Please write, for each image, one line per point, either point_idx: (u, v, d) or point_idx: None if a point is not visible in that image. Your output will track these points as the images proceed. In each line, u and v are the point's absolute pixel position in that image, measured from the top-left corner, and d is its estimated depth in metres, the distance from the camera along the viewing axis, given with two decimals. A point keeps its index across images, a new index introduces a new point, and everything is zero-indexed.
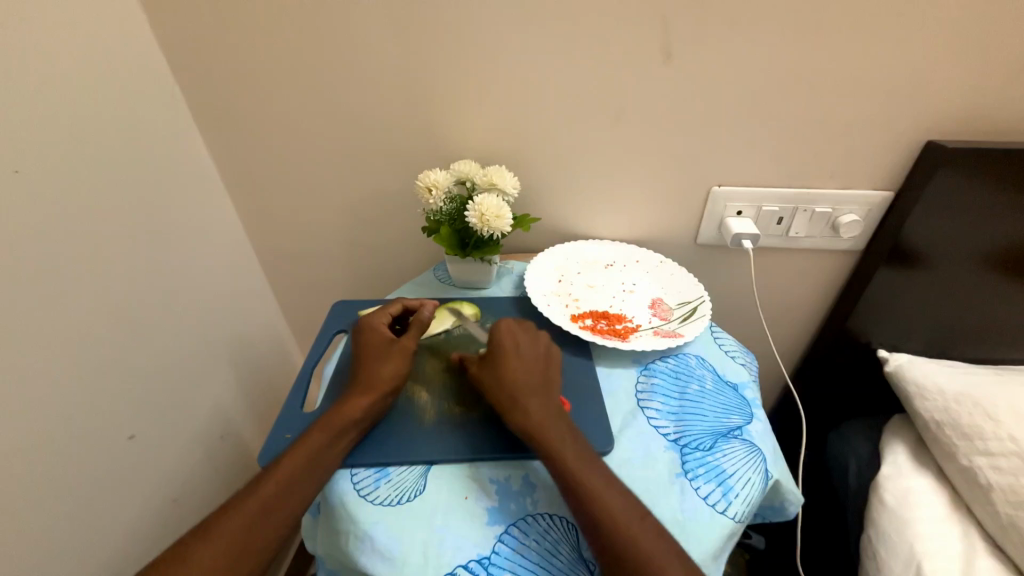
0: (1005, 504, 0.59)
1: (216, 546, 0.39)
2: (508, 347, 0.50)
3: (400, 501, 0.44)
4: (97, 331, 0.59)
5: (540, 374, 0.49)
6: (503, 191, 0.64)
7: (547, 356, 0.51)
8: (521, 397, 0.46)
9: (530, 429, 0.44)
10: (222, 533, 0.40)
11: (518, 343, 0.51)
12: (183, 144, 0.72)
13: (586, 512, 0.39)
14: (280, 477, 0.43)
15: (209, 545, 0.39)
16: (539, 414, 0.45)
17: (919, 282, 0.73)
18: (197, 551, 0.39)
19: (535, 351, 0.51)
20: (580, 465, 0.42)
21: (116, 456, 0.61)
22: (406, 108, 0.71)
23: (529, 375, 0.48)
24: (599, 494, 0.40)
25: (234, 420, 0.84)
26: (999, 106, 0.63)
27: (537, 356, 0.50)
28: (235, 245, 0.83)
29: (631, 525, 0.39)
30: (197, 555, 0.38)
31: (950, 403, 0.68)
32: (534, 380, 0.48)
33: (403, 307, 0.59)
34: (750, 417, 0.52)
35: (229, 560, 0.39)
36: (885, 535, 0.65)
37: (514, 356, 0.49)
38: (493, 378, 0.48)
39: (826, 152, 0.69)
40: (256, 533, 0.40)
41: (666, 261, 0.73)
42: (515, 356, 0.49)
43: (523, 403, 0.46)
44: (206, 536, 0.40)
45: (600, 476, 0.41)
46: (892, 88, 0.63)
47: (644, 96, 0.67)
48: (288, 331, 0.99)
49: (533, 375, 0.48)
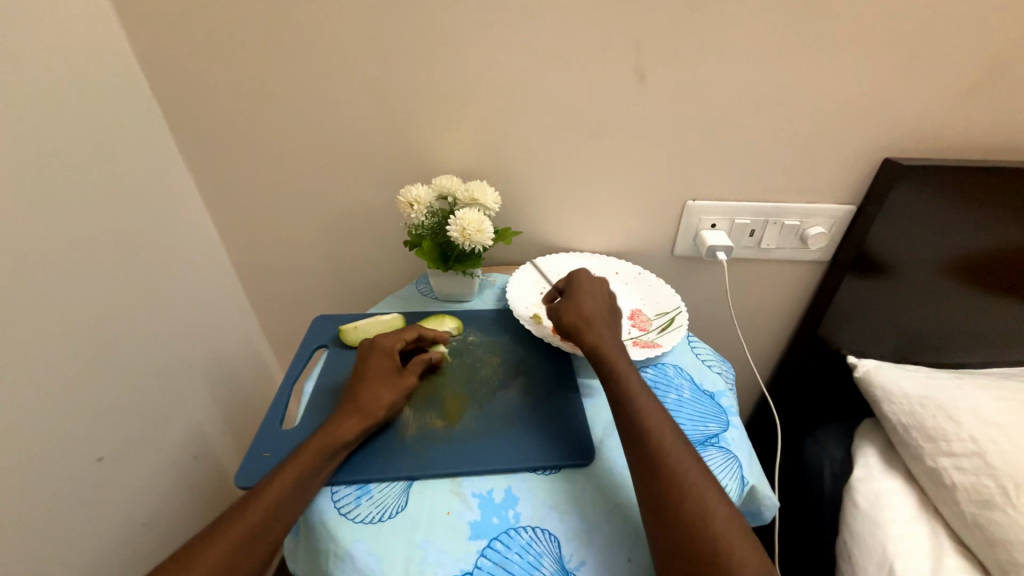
0: (969, 503, 0.62)
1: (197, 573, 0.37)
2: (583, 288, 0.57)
3: (382, 518, 0.43)
4: (68, 349, 0.57)
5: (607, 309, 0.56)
6: (485, 205, 0.65)
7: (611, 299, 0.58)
8: (592, 328, 0.53)
9: (602, 348, 0.51)
10: (204, 560, 0.38)
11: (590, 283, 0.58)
12: (159, 158, 0.71)
13: (643, 426, 0.45)
14: (269, 500, 0.42)
15: (189, 572, 0.38)
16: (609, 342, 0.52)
17: (882, 291, 0.77)
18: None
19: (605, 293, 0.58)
20: (637, 388, 0.48)
21: (85, 480, 0.59)
22: (387, 124, 0.72)
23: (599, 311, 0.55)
24: (650, 413, 0.46)
25: (210, 439, 0.82)
26: (948, 126, 0.67)
27: (603, 297, 0.57)
28: (213, 259, 0.82)
29: (670, 441, 0.44)
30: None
31: (915, 407, 0.71)
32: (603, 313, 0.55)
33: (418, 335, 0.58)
34: (727, 425, 0.54)
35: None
36: (860, 536, 0.67)
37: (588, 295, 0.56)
38: (570, 308, 0.55)
39: (792, 167, 0.72)
40: (240, 559, 0.39)
41: (644, 273, 0.75)
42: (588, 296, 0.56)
43: (596, 333, 0.52)
44: (186, 562, 0.38)
45: (651, 401, 0.47)
46: (851, 108, 0.67)
47: (619, 114, 0.69)
48: (267, 346, 0.97)
49: (602, 312, 0.55)
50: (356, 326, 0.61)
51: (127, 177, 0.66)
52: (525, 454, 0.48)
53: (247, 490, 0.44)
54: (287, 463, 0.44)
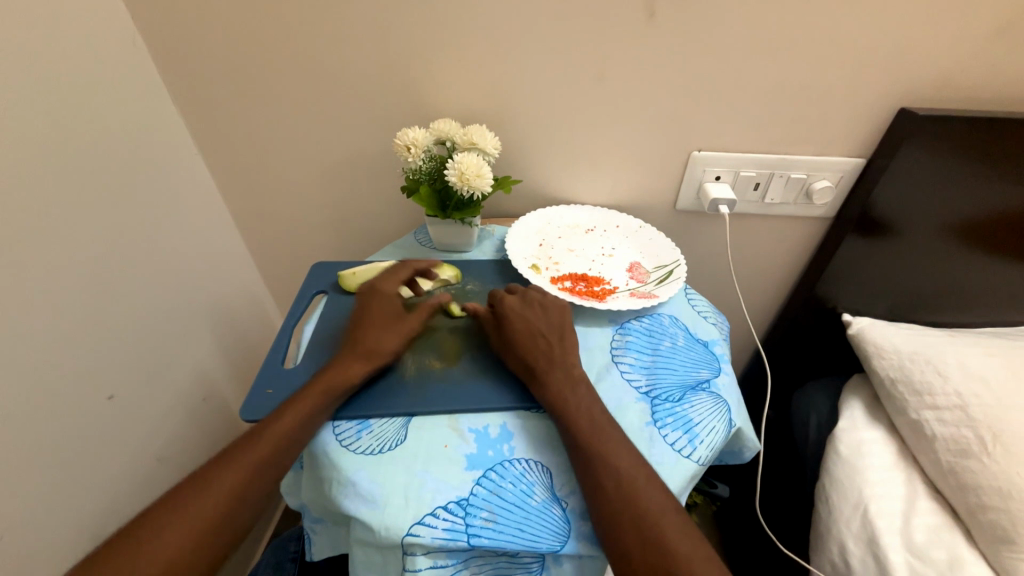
0: (946, 452, 0.64)
1: (213, 497, 0.41)
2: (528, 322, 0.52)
3: (381, 450, 0.45)
4: (72, 291, 0.57)
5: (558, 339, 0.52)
6: (484, 151, 0.63)
7: (560, 326, 0.53)
8: (543, 370, 0.49)
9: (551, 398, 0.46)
10: (217, 487, 0.41)
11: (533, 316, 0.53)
12: (149, 96, 0.68)
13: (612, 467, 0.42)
14: (277, 436, 0.44)
15: (203, 496, 0.41)
16: (559, 385, 0.47)
17: (884, 249, 0.76)
18: (192, 503, 0.40)
19: (555, 319, 0.53)
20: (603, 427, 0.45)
21: (98, 416, 0.61)
22: (383, 63, 0.68)
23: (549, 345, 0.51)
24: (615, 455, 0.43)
25: (215, 383, 0.85)
26: (971, 74, 0.64)
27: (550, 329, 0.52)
28: (209, 206, 0.81)
29: (638, 482, 0.42)
30: (194, 505, 0.40)
31: (905, 362, 0.72)
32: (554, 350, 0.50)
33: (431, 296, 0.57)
34: (718, 372, 0.55)
35: (225, 510, 0.41)
36: (839, 481, 0.70)
37: (532, 332, 0.51)
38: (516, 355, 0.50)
39: (804, 116, 0.70)
40: (251, 487, 0.42)
41: (645, 226, 0.74)
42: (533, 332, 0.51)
43: (547, 376, 0.48)
44: (203, 487, 0.41)
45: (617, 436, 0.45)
46: (872, 53, 0.63)
47: (627, 56, 0.66)
48: (267, 295, 0.98)
49: (553, 347, 0.51)
50: (354, 272, 0.61)
51: (118, 115, 0.64)
52: (521, 394, 0.50)
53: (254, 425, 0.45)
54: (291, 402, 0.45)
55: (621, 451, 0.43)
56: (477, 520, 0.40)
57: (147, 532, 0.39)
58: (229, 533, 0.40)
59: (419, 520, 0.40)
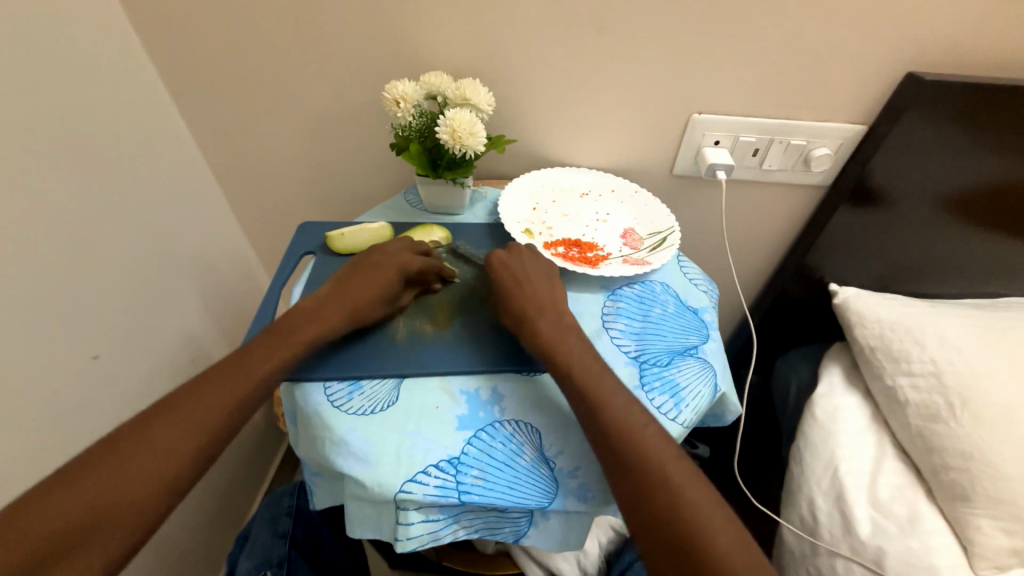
0: (917, 416, 0.67)
1: (182, 430, 0.40)
2: (519, 273, 0.53)
3: (373, 411, 0.45)
4: (39, 248, 0.55)
5: (551, 298, 0.51)
6: (477, 107, 0.60)
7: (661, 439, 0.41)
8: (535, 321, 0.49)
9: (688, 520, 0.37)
10: (192, 417, 0.41)
11: (524, 266, 0.53)
12: (110, 36, 0.63)
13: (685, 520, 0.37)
14: (294, 344, 0.47)
15: (174, 426, 0.41)
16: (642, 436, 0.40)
17: (876, 219, 0.76)
18: (162, 431, 0.40)
19: (544, 274, 0.54)
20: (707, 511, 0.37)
21: (81, 376, 0.60)
22: (367, 7, 0.64)
23: (550, 301, 0.51)
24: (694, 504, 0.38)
25: (204, 342, 0.84)
26: (983, 37, 0.62)
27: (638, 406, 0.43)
28: (186, 160, 0.77)
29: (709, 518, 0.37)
30: (161, 438, 0.40)
31: (885, 331, 0.74)
32: (547, 302, 0.50)
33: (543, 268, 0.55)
34: (706, 338, 0.56)
35: (191, 447, 0.40)
36: (812, 443, 0.74)
37: (518, 277, 0.52)
38: None
39: (809, 79, 0.67)
40: (223, 427, 0.42)
41: (640, 191, 0.73)
42: (525, 280, 0.52)
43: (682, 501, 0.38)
44: (173, 418, 0.41)
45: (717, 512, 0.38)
46: (884, 10, 0.60)
47: (629, 5, 0.62)
48: (252, 254, 0.96)
49: (543, 294, 0.51)
50: (342, 233, 0.59)
51: (76, 58, 0.59)
52: (512, 358, 0.50)
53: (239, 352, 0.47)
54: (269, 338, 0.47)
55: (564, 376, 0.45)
56: (468, 478, 0.41)
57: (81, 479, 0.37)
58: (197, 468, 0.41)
59: (411, 478, 0.41)
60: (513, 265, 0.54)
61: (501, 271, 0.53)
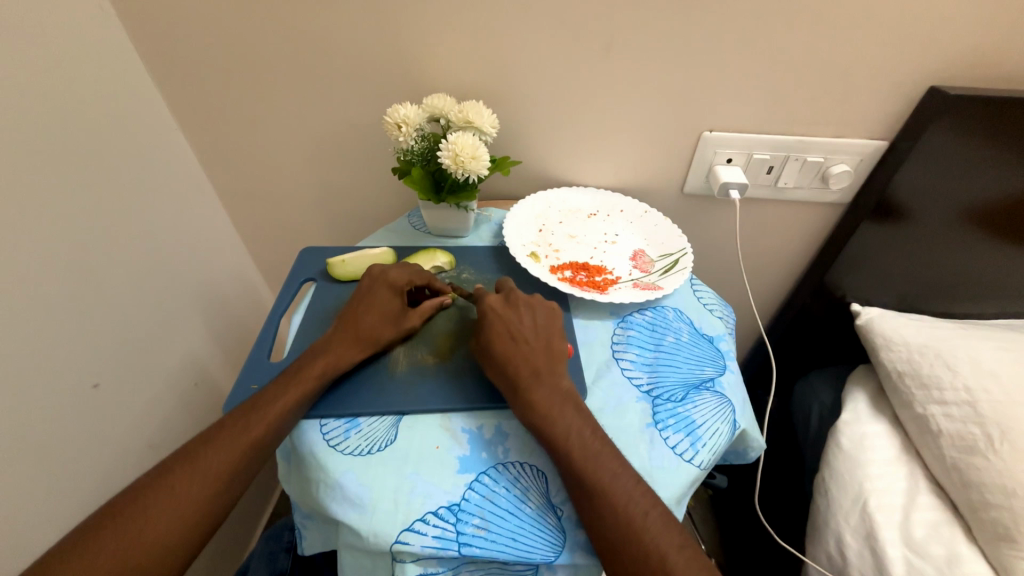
0: (951, 448, 0.62)
1: (201, 478, 0.40)
2: (514, 326, 0.49)
3: (370, 451, 0.43)
4: (39, 277, 0.54)
5: (546, 352, 0.47)
6: (481, 130, 0.59)
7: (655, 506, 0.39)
8: (527, 385, 0.44)
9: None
10: (208, 465, 0.41)
11: (521, 320, 0.49)
12: (117, 65, 0.64)
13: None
14: (308, 381, 0.45)
15: (193, 474, 0.40)
16: (631, 501, 0.39)
17: (899, 238, 0.72)
18: (182, 480, 0.40)
19: (543, 327, 0.50)
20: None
21: (83, 405, 0.60)
22: (370, 31, 0.63)
23: (543, 359, 0.47)
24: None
25: (208, 366, 0.83)
26: (1013, 47, 0.58)
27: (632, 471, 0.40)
28: (191, 183, 0.77)
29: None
30: (182, 486, 0.40)
31: (913, 355, 0.70)
32: (541, 361, 0.46)
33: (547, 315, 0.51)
34: (723, 369, 0.53)
35: (208, 494, 0.40)
36: (838, 474, 0.69)
37: (512, 333, 0.48)
38: None
39: (826, 94, 0.65)
40: (238, 472, 0.41)
41: (650, 211, 0.70)
42: (519, 334, 0.48)
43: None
44: (192, 467, 0.41)
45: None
46: (903, 22, 0.58)
47: (634, 24, 0.61)
48: (258, 276, 0.95)
49: (539, 353, 0.47)
50: (343, 259, 0.58)
51: (81, 86, 0.59)
52: None
53: (254, 395, 0.46)
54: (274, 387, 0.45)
55: (569, 420, 0.43)
56: (468, 528, 0.39)
57: (101, 535, 0.37)
58: (214, 516, 0.40)
59: (408, 527, 0.39)
60: (509, 317, 0.50)
61: (496, 324, 0.49)
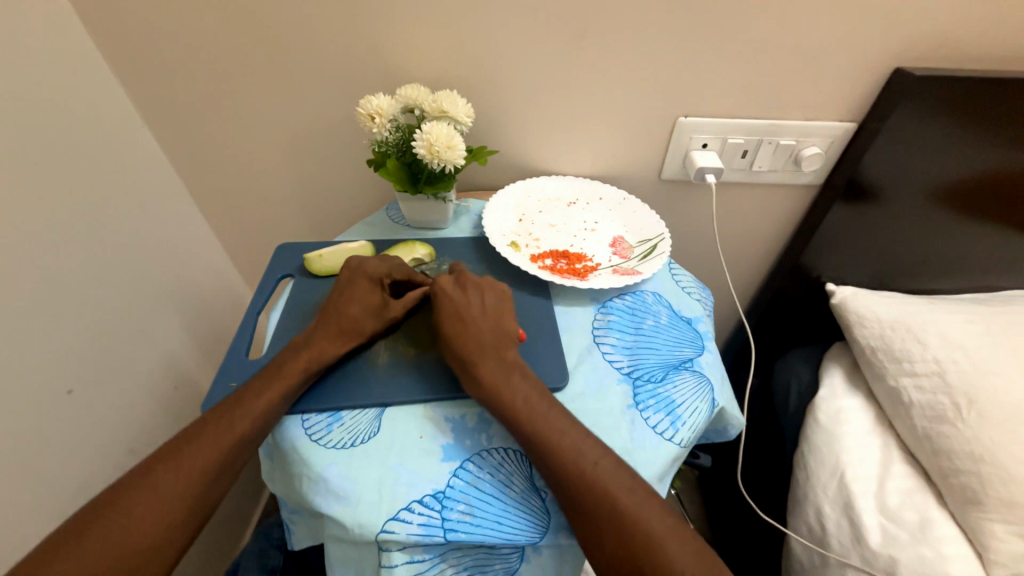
0: (922, 418, 0.65)
1: (186, 476, 0.40)
2: (461, 307, 0.49)
3: (353, 443, 0.43)
4: (6, 282, 0.53)
5: (495, 333, 0.47)
6: (456, 120, 0.58)
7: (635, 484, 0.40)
8: (474, 362, 0.45)
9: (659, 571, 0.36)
10: (192, 462, 0.40)
11: (469, 301, 0.49)
12: (77, 61, 0.61)
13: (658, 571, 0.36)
14: (291, 376, 0.45)
15: (178, 472, 0.40)
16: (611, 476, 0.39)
17: (870, 217, 0.74)
18: (166, 479, 0.39)
19: (491, 306, 0.49)
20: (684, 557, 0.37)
21: (58, 413, 0.58)
22: (341, 21, 0.62)
23: (491, 337, 0.47)
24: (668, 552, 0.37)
25: (187, 369, 0.81)
26: (975, 28, 0.60)
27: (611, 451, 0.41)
28: (162, 182, 0.75)
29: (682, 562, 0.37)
30: (167, 484, 0.39)
31: (885, 331, 0.72)
32: (489, 341, 0.46)
33: (494, 293, 0.51)
34: (702, 350, 0.54)
35: (195, 491, 0.39)
36: (817, 448, 0.71)
37: (459, 313, 0.48)
38: None
39: (797, 78, 0.66)
40: (224, 468, 0.41)
41: (628, 198, 0.71)
42: (467, 316, 0.48)
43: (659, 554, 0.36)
44: (176, 465, 0.40)
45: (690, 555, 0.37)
46: (870, 5, 0.59)
47: (608, 11, 0.61)
48: (236, 276, 0.93)
49: (486, 332, 0.47)
50: (321, 254, 0.58)
51: (40, 82, 0.57)
52: None
53: (236, 391, 0.45)
54: (253, 385, 0.44)
55: (527, 393, 0.43)
56: (454, 514, 0.39)
57: (85, 536, 0.36)
58: (201, 513, 0.39)
59: (393, 516, 0.39)
60: (457, 298, 0.49)
61: (444, 303, 0.49)
